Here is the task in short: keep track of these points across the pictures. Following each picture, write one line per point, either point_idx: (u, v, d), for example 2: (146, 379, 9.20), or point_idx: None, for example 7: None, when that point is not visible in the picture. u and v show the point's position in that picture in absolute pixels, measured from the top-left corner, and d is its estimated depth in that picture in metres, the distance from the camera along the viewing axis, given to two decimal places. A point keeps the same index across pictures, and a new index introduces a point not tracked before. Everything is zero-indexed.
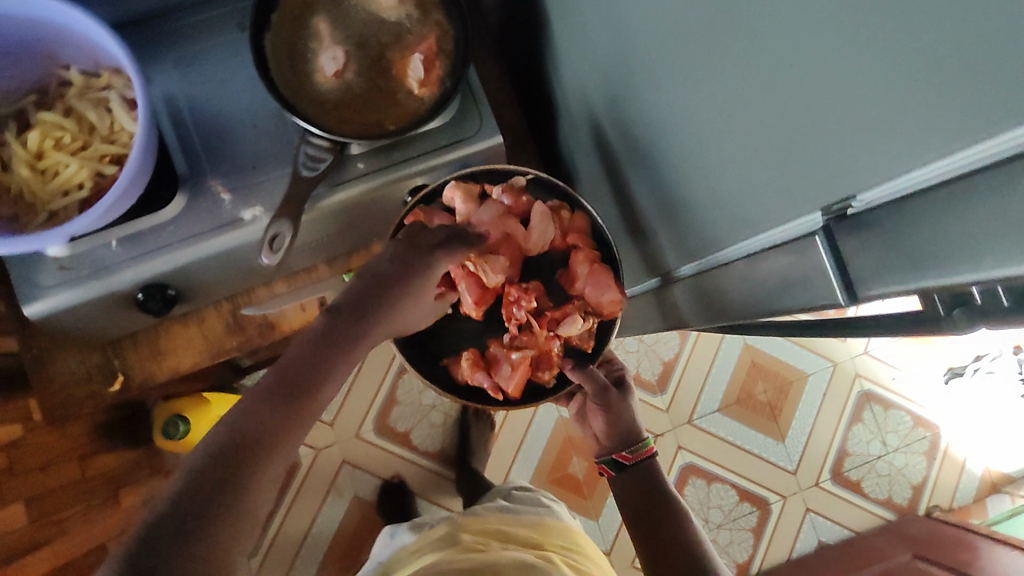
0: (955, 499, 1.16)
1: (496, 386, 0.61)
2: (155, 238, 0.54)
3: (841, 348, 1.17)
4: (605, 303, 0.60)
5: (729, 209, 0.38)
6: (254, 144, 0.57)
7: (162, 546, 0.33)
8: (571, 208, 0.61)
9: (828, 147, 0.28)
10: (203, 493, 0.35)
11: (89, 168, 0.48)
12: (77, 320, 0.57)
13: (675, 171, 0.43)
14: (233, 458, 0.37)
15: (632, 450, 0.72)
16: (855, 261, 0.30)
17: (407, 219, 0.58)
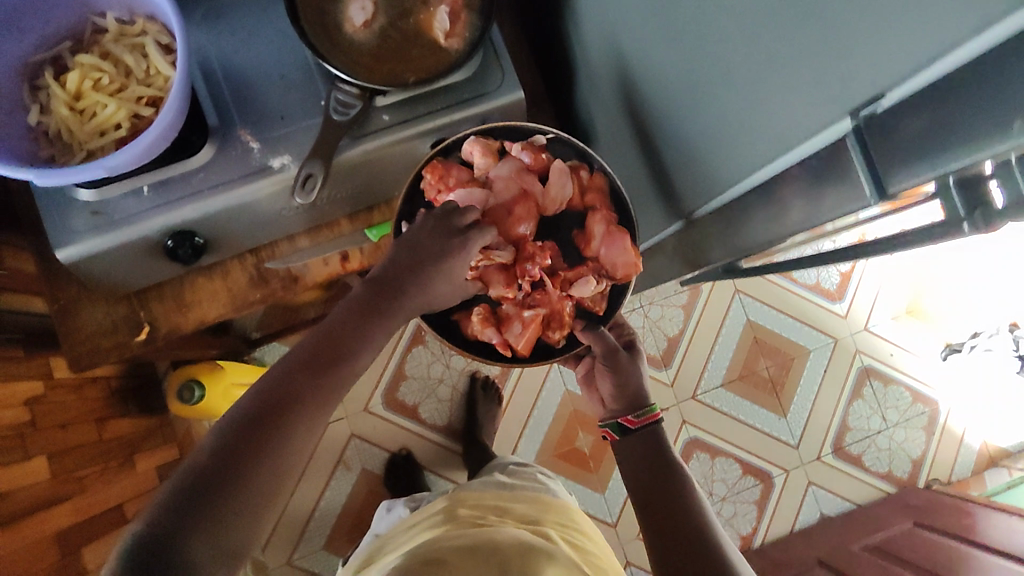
0: (953, 473, 1.19)
1: (506, 343, 0.61)
2: (186, 185, 0.56)
3: (842, 325, 1.19)
4: (619, 265, 0.61)
5: (752, 134, 0.40)
6: (281, 95, 0.58)
7: (219, 467, 0.40)
8: (589, 169, 0.62)
9: (852, 52, 0.30)
10: (253, 428, 0.42)
11: (127, 109, 0.49)
12: (107, 268, 0.58)
13: (697, 107, 0.45)
14: (280, 402, 0.44)
15: (639, 414, 0.67)
16: (882, 161, 0.32)
17: (425, 171, 0.59)
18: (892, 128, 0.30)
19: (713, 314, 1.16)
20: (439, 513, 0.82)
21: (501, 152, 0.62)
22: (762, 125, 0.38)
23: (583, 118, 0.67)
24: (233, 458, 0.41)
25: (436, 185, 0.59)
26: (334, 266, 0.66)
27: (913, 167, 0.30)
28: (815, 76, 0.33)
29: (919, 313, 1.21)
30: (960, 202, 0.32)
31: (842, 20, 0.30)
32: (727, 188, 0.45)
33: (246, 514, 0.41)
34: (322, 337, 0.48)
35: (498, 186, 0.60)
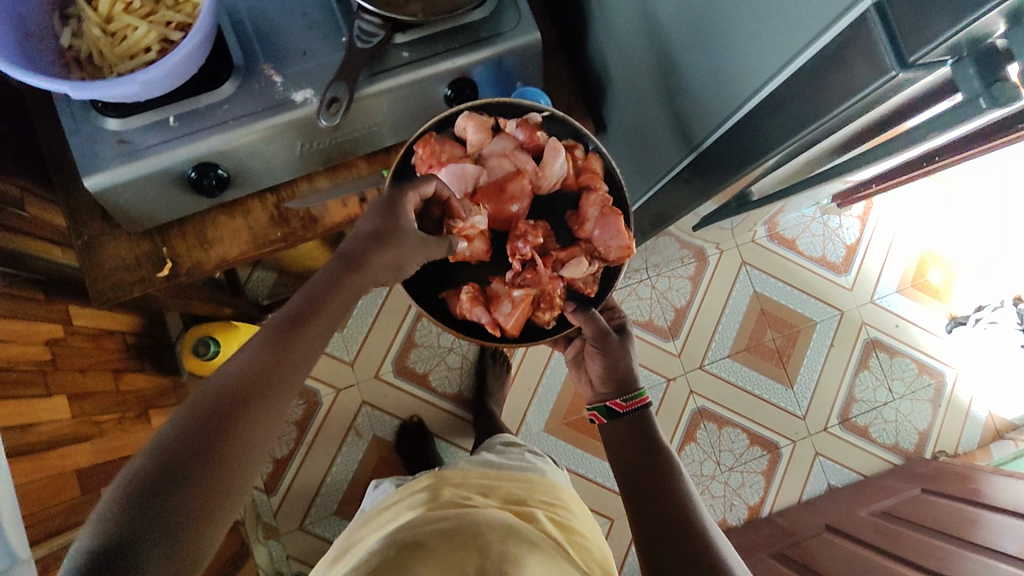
0: (960, 445, 1.19)
1: (495, 322, 0.62)
2: (211, 116, 0.57)
3: (847, 297, 1.20)
4: (612, 248, 0.62)
5: (765, 35, 0.41)
6: (303, 32, 0.59)
7: (163, 482, 0.34)
8: (585, 148, 0.63)
9: None
10: (201, 434, 0.36)
11: (157, 33, 0.51)
12: (132, 199, 0.59)
13: (710, 22, 0.46)
14: (231, 401, 0.38)
15: (626, 398, 0.68)
16: (901, 30, 0.33)
17: (418, 144, 0.60)
18: None
19: (720, 285, 1.18)
20: (421, 491, 0.81)
21: (496, 128, 0.62)
22: (778, 23, 0.40)
23: (597, 65, 0.68)
24: (177, 469, 0.35)
25: (428, 159, 0.59)
26: (352, 207, 0.66)
27: (931, 26, 0.32)
28: None
29: (924, 287, 1.22)
30: (976, 79, 0.33)
31: None
32: (748, 102, 0.46)
33: (205, 521, 0.35)
34: (284, 319, 0.43)
35: (490, 163, 0.61)
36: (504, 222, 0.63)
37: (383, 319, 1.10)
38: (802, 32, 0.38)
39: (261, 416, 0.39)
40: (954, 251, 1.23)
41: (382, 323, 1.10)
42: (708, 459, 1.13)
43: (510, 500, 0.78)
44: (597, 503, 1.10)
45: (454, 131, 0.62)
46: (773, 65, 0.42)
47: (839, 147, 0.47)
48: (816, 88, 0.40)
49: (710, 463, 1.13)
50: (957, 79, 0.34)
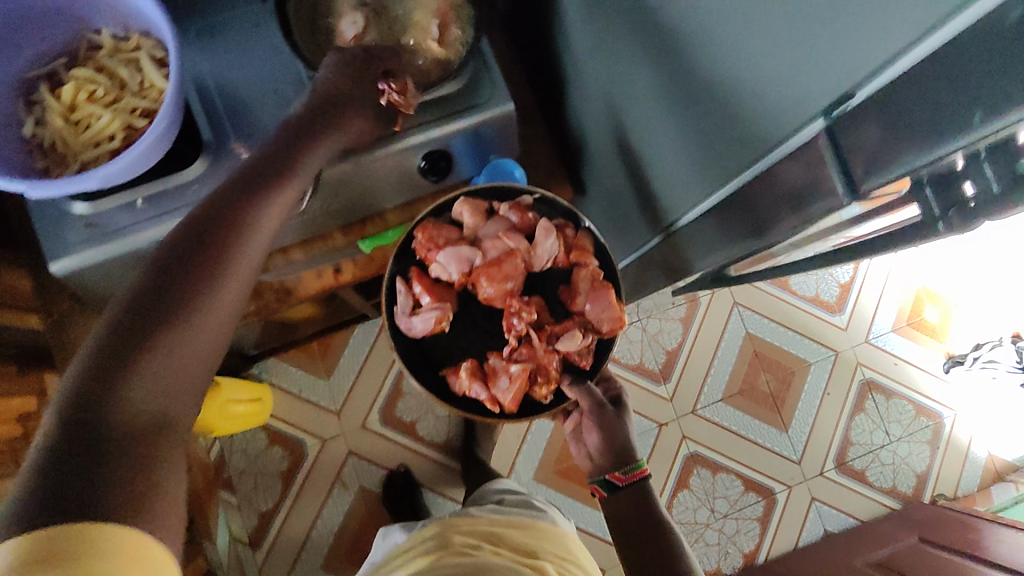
0: (960, 487, 1.17)
1: (493, 398, 0.62)
2: (179, 197, 0.56)
3: (842, 337, 1.19)
4: (605, 320, 0.63)
5: (735, 134, 0.41)
6: (274, 108, 0.58)
7: (133, 322, 0.38)
8: (575, 227, 0.65)
9: (830, 53, 0.31)
10: (163, 285, 0.40)
11: (121, 121, 0.50)
12: (100, 280, 0.58)
13: (683, 109, 0.46)
14: (185, 257, 0.41)
15: (625, 471, 0.68)
16: (853, 160, 0.34)
17: (415, 232, 0.63)
18: (857, 124, 0.32)
19: (712, 327, 1.17)
20: (430, 539, 0.77)
21: (490, 212, 0.65)
22: (746, 128, 0.39)
23: (576, 132, 0.68)
24: (143, 312, 0.39)
25: (426, 243, 0.62)
26: (327, 277, 0.68)
27: (884, 161, 0.32)
28: (795, 74, 0.34)
29: (921, 326, 1.21)
30: (933, 202, 0.32)
31: (816, 23, 0.31)
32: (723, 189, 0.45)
33: (187, 330, 0.40)
34: (235, 186, 0.45)
35: (485, 245, 0.64)
36: (500, 299, 0.63)
37: (371, 368, 1.09)
38: (768, 134, 0.37)
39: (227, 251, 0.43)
40: (951, 290, 1.22)
41: (370, 371, 1.09)
42: (702, 506, 1.11)
43: (521, 550, 0.74)
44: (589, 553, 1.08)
45: (452, 216, 0.65)
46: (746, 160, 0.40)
47: (812, 238, 0.46)
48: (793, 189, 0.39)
49: (705, 510, 1.11)
50: (916, 199, 0.33)
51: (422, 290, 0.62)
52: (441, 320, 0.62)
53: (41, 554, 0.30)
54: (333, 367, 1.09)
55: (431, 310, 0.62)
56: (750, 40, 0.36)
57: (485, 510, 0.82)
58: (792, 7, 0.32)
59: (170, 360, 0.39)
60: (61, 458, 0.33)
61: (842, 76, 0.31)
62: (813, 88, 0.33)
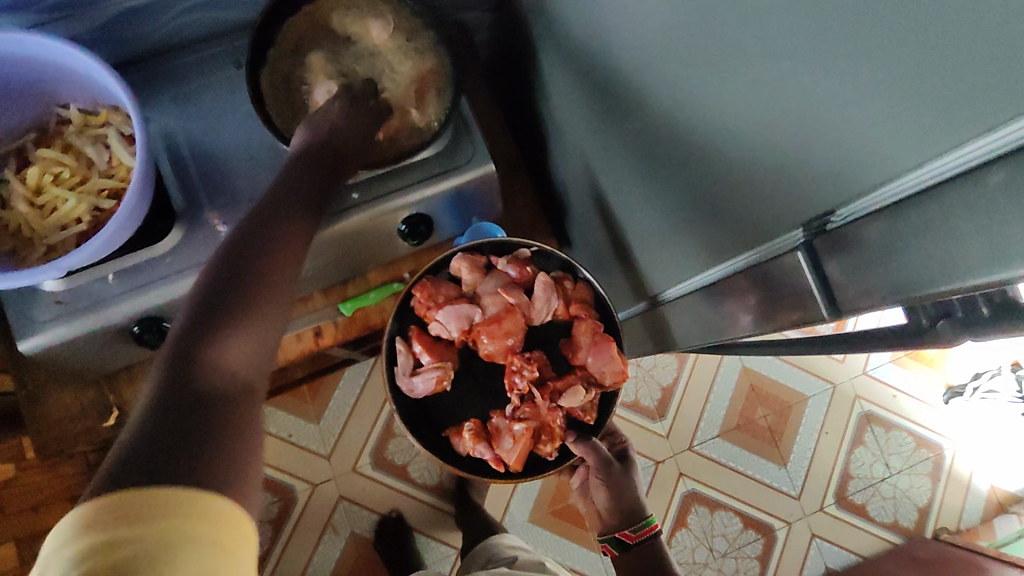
0: (963, 520, 1.14)
1: (498, 458, 0.61)
2: (152, 270, 0.55)
3: (839, 369, 1.17)
4: (607, 374, 0.62)
5: (729, 218, 0.40)
6: (250, 176, 0.57)
7: (208, 311, 0.36)
8: (574, 279, 0.64)
9: (828, 157, 0.30)
10: (231, 271, 0.38)
11: (88, 203, 0.49)
12: (73, 354, 0.56)
13: (675, 187, 0.44)
14: (248, 247, 0.39)
15: (635, 527, 0.70)
16: (834, 275, 0.33)
17: (414, 289, 0.62)
18: (844, 245, 0.32)
19: (708, 361, 1.15)
20: None
21: (488, 267, 0.64)
22: (745, 216, 0.38)
23: (563, 187, 0.67)
24: (216, 300, 0.37)
25: (424, 303, 0.61)
26: (307, 340, 0.66)
27: (867, 292, 0.31)
28: (795, 171, 0.32)
29: (919, 356, 1.19)
30: (927, 307, 0.31)
31: (813, 126, 0.30)
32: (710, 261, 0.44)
33: (259, 317, 0.38)
34: (285, 183, 0.44)
35: (485, 301, 0.63)
36: (501, 355, 0.62)
37: (361, 410, 1.08)
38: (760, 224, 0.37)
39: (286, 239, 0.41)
40: None
41: (360, 413, 1.08)
42: (701, 545, 1.09)
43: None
44: None
45: (450, 272, 0.64)
46: (734, 240, 0.40)
47: None
48: (771, 289, 0.38)
49: (703, 548, 1.09)
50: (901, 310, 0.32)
51: (422, 349, 0.61)
52: (443, 380, 0.61)
53: (137, 505, 0.27)
54: (323, 410, 1.08)
55: (431, 370, 0.61)
56: (747, 131, 0.35)
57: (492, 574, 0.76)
58: (786, 106, 0.31)
59: (247, 345, 0.37)
60: (161, 433, 0.31)
61: (840, 180, 0.30)
62: (811, 188, 0.32)
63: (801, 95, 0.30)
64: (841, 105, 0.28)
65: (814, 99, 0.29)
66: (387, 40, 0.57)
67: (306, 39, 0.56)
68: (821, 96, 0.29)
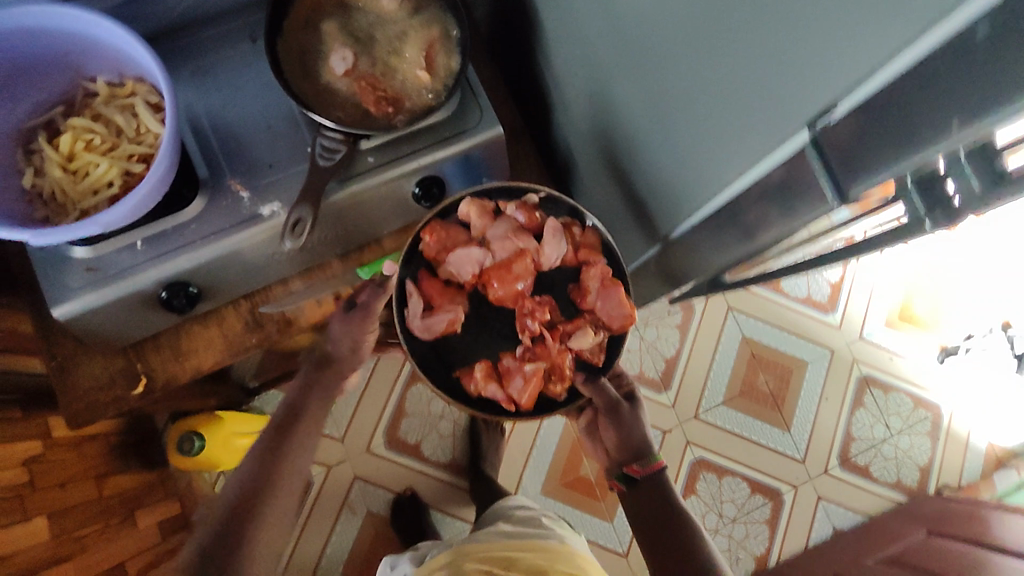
0: (964, 477, 1.17)
1: (509, 398, 0.64)
2: (177, 237, 0.57)
3: (836, 335, 1.20)
4: (615, 318, 0.64)
5: (713, 151, 0.42)
6: (268, 145, 0.59)
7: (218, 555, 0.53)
8: (582, 225, 0.67)
9: (801, 74, 0.32)
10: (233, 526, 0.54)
11: (119, 167, 0.51)
12: (103, 323, 0.58)
13: (670, 128, 0.47)
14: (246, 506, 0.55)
15: (643, 463, 0.72)
16: (837, 164, 0.34)
17: (424, 233, 0.64)
18: (842, 139, 0.33)
19: (709, 332, 1.18)
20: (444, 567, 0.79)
21: (497, 211, 0.67)
22: (728, 145, 0.40)
23: (567, 147, 0.70)
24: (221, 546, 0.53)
25: (435, 247, 0.64)
26: (327, 305, 0.67)
27: (869, 173, 0.33)
28: (769, 93, 0.34)
29: (912, 320, 1.22)
30: (919, 202, 0.34)
31: (785, 47, 0.32)
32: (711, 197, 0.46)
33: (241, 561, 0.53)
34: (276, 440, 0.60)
35: (494, 246, 0.66)
36: (510, 300, 0.66)
37: (373, 391, 1.10)
38: (745, 150, 0.39)
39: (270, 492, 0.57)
40: (939, 282, 1.24)
41: (372, 395, 1.10)
42: (710, 511, 1.11)
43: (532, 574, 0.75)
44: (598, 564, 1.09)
45: (459, 216, 0.66)
46: (724, 174, 0.43)
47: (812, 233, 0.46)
48: (771, 205, 0.40)
49: (712, 514, 1.12)
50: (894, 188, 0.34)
51: (433, 294, 0.64)
52: (455, 323, 0.65)
53: None
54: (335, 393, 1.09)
55: (443, 314, 0.65)
56: (727, 62, 0.37)
57: (492, 534, 0.83)
58: (763, 31, 0.33)
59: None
60: None
61: (812, 94, 0.32)
62: (787, 106, 0.34)
63: (773, 14, 0.32)
64: (806, 21, 0.30)
65: (785, 15, 0.31)
66: (396, 8, 0.59)
67: (318, 9, 0.59)
68: (792, 13, 0.31)
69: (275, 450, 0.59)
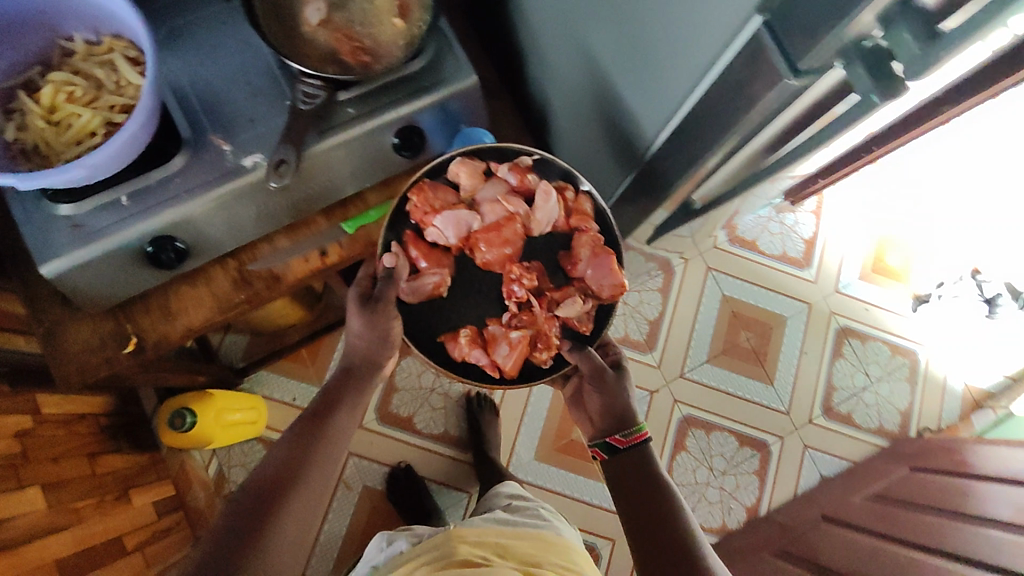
0: (943, 420, 1.21)
1: (494, 363, 0.67)
2: (163, 191, 0.57)
3: (813, 289, 1.24)
4: (605, 286, 0.67)
5: (683, 56, 0.44)
6: (247, 99, 0.60)
7: (233, 549, 0.53)
8: (575, 190, 0.68)
9: None
10: (248, 522, 0.54)
11: (101, 117, 0.53)
12: (91, 281, 0.59)
13: (636, 48, 0.49)
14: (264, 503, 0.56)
15: (626, 432, 0.67)
16: (790, 44, 0.36)
17: (412, 192, 0.66)
18: (794, 14, 0.35)
19: (690, 293, 1.21)
20: (434, 547, 0.78)
21: (488, 173, 0.68)
22: (693, 48, 0.42)
23: (541, 97, 0.72)
24: (236, 540, 0.53)
25: (423, 206, 0.65)
26: (314, 261, 0.67)
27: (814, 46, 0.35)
28: None
29: (884, 271, 1.26)
30: (865, 77, 0.36)
31: None
32: (679, 106, 0.48)
33: (256, 554, 0.53)
34: (293, 445, 0.62)
35: (484, 208, 0.68)
36: (498, 264, 0.68)
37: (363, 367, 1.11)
38: (706, 52, 0.41)
39: (286, 494, 0.57)
40: (907, 232, 1.28)
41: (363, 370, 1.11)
42: (700, 466, 1.13)
43: (528, 562, 0.76)
44: (594, 525, 1.10)
45: (449, 176, 0.68)
46: (689, 82, 0.45)
47: (779, 140, 0.49)
48: (735, 105, 0.43)
49: (703, 469, 1.14)
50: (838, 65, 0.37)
51: (420, 255, 0.66)
52: (440, 286, 0.67)
53: None
54: (324, 371, 1.09)
55: (430, 275, 0.67)
56: None
57: (489, 522, 0.84)
58: None
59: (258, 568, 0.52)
60: None
61: None
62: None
63: None
64: None
65: None
66: None
67: None
68: None
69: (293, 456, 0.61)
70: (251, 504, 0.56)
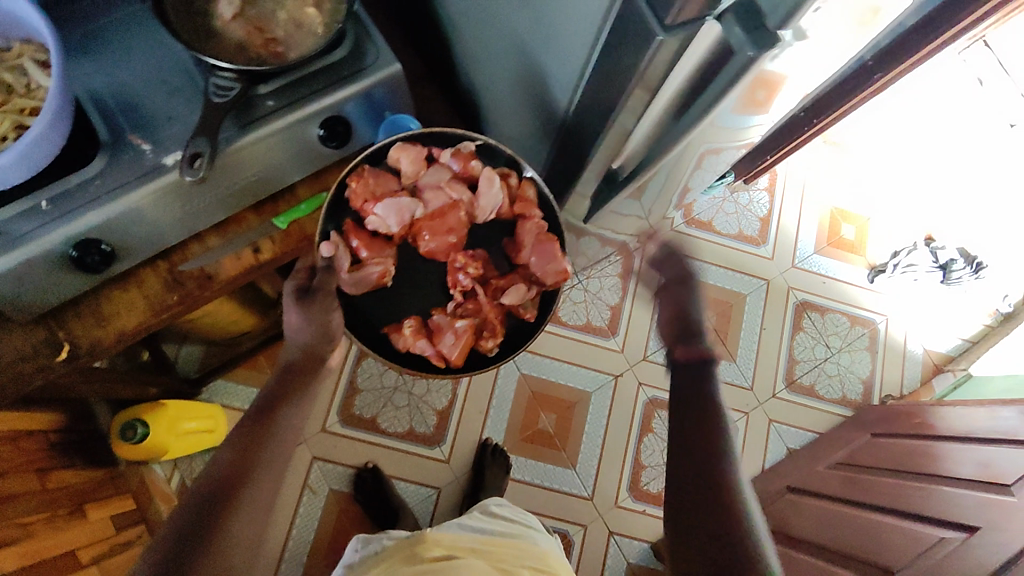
0: (905, 387, 1.22)
1: (440, 354, 0.68)
2: (83, 194, 0.57)
3: (770, 266, 1.25)
4: (549, 273, 0.68)
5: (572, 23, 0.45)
6: (165, 98, 0.60)
7: (180, 556, 0.48)
8: (519, 176, 0.68)
9: None
10: (196, 528, 0.50)
11: (12, 121, 0.53)
12: (16, 291, 0.58)
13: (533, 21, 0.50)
14: (210, 505, 0.52)
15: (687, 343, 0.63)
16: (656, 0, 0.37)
17: (350, 179, 0.64)
18: None
19: (649, 277, 1.22)
20: (405, 548, 0.79)
21: (430, 158, 0.69)
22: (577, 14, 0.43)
23: (468, 83, 0.72)
24: (184, 546, 0.49)
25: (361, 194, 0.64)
26: (247, 258, 0.67)
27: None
28: None
29: (841, 244, 1.28)
30: (738, 32, 0.37)
31: None
32: (581, 74, 0.49)
33: (207, 560, 0.49)
34: (242, 438, 0.57)
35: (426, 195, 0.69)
36: (442, 252, 0.69)
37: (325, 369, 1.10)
38: None
39: (237, 493, 0.53)
40: (859, 204, 1.30)
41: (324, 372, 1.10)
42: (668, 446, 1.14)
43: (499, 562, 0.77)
44: (566, 512, 1.10)
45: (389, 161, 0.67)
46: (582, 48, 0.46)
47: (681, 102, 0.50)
48: (622, 68, 0.44)
49: None
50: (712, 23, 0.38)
51: (360, 244, 0.66)
52: (383, 276, 0.67)
53: None
54: None
55: (373, 265, 0.67)
56: None
57: (462, 527, 0.84)
58: None
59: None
60: None
61: None
62: None
63: None
64: None
65: None
66: None
67: None
68: None
69: (243, 451, 0.56)
70: (197, 507, 0.52)
